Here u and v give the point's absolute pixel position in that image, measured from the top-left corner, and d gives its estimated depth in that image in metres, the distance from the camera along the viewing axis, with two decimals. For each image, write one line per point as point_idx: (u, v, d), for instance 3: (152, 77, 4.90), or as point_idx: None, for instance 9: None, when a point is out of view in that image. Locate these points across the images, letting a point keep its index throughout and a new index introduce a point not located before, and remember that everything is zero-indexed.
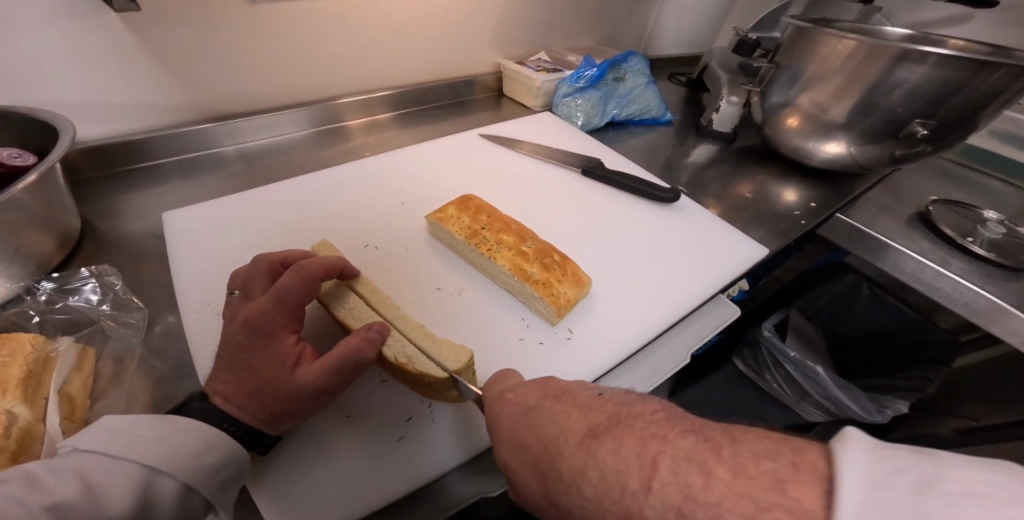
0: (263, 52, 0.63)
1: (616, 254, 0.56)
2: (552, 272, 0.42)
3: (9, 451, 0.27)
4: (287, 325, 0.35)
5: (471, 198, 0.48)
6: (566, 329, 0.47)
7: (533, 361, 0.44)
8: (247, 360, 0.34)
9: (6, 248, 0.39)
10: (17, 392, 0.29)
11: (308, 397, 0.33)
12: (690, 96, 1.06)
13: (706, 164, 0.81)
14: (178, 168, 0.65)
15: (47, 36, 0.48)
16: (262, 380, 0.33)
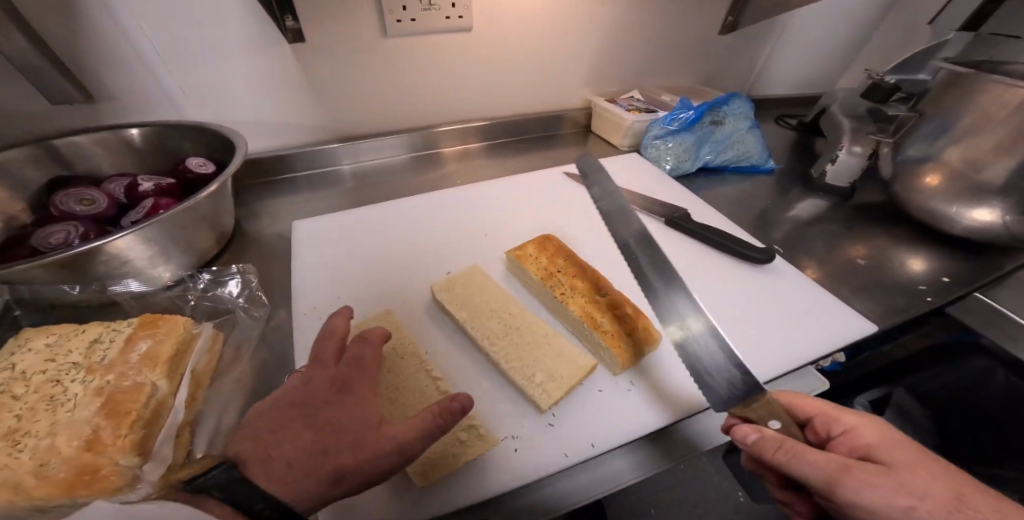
0: (388, 82, 0.71)
1: None
2: (623, 325, 0.41)
3: (144, 419, 0.33)
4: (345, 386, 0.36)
5: (550, 239, 0.50)
6: (626, 381, 0.45)
7: (587, 406, 0.43)
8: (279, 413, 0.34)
9: (179, 242, 0.50)
10: (164, 368, 0.36)
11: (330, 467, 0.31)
12: (799, 142, 0.98)
13: (811, 220, 0.74)
14: (304, 181, 0.76)
15: (238, 71, 0.61)
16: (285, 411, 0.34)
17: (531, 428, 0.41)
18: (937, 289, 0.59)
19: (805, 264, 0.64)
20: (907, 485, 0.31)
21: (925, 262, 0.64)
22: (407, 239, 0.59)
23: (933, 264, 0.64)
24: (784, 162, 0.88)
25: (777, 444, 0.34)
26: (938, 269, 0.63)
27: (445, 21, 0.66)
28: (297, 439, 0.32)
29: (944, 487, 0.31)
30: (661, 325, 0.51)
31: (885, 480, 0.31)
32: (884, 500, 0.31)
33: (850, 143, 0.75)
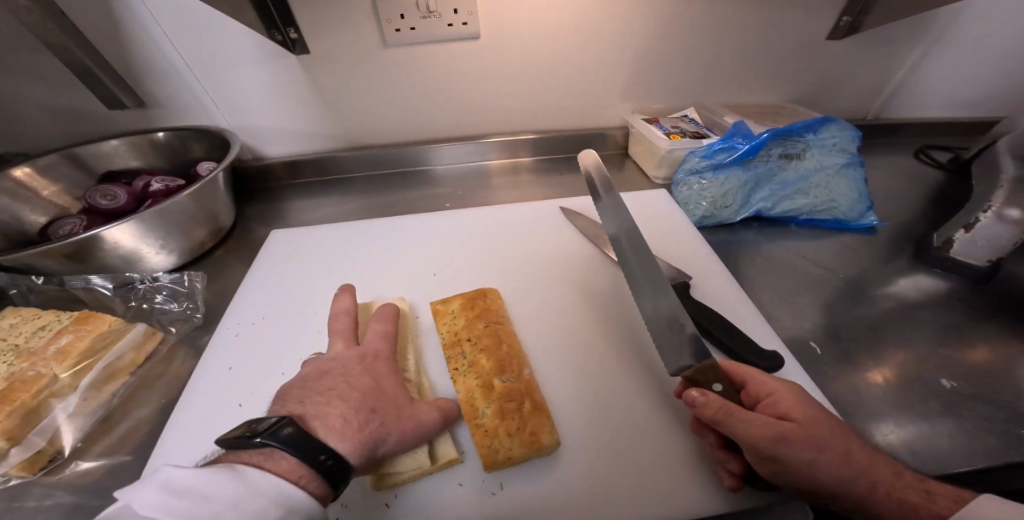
0: (406, 88, 0.70)
1: (636, 409, 0.40)
2: (505, 422, 0.36)
3: (28, 407, 0.35)
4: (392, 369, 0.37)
5: (482, 297, 0.46)
6: (499, 483, 0.36)
7: (435, 501, 0.35)
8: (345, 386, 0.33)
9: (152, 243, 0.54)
10: (72, 361, 0.38)
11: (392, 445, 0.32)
12: (944, 187, 0.70)
13: (917, 307, 0.50)
14: (331, 186, 0.79)
15: (251, 80, 0.66)
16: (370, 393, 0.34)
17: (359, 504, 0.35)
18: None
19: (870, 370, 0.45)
20: (824, 448, 0.30)
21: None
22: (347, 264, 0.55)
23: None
24: (896, 216, 0.63)
25: (720, 408, 0.32)
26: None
27: (447, 29, 0.63)
28: (416, 417, 0.34)
29: (862, 450, 0.30)
30: (584, 423, 0.39)
31: (808, 442, 0.30)
32: (805, 449, 0.30)
33: (1002, 203, 0.51)
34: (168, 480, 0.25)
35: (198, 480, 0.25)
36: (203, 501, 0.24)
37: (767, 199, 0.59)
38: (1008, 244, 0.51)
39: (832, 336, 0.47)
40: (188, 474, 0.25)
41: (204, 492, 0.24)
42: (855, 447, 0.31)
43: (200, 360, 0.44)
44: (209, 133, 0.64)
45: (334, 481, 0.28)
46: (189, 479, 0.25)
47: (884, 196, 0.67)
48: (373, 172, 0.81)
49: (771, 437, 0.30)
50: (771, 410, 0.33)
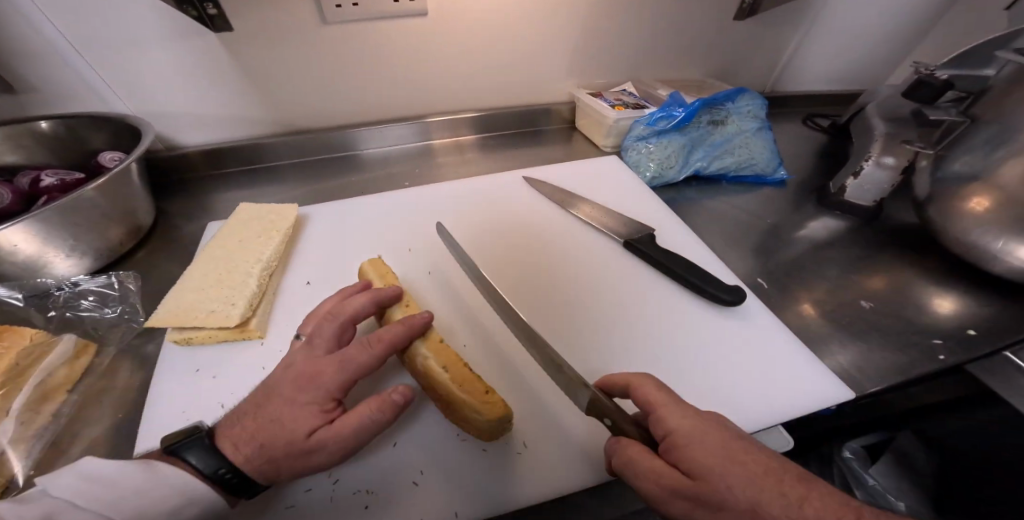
0: (351, 66, 0.67)
1: (628, 348, 0.44)
2: (450, 411, 0.35)
3: None
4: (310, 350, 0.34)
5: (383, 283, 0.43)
6: (520, 441, 0.38)
7: (464, 468, 0.36)
8: (274, 411, 0.30)
9: (62, 243, 0.46)
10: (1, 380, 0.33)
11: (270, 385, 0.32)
12: (829, 147, 0.84)
13: (821, 245, 0.61)
14: (268, 173, 0.73)
15: (162, 60, 0.58)
16: (282, 432, 0.29)
17: (390, 484, 0.34)
18: (948, 345, 0.47)
19: (800, 296, 0.53)
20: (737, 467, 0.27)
21: (955, 304, 0.52)
22: (313, 246, 0.51)
23: (969, 311, 0.51)
24: (801, 173, 0.75)
25: (624, 460, 0.29)
26: (975, 317, 0.50)
27: (391, 3, 0.61)
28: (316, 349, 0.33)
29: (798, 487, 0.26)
30: (584, 368, 0.42)
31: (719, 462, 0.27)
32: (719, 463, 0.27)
33: (878, 154, 0.62)
34: (85, 471, 0.27)
35: (108, 475, 0.27)
36: (111, 488, 0.26)
37: (703, 159, 0.66)
38: (887, 187, 0.63)
39: (767, 274, 0.55)
40: (111, 466, 0.27)
41: (115, 480, 0.27)
42: (790, 482, 0.26)
43: (159, 365, 0.39)
44: (108, 118, 0.56)
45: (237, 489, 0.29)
46: (108, 473, 0.27)
47: (789, 157, 0.79)
48: (313, 157, 0.75)
49: (681, 487, 0.27)
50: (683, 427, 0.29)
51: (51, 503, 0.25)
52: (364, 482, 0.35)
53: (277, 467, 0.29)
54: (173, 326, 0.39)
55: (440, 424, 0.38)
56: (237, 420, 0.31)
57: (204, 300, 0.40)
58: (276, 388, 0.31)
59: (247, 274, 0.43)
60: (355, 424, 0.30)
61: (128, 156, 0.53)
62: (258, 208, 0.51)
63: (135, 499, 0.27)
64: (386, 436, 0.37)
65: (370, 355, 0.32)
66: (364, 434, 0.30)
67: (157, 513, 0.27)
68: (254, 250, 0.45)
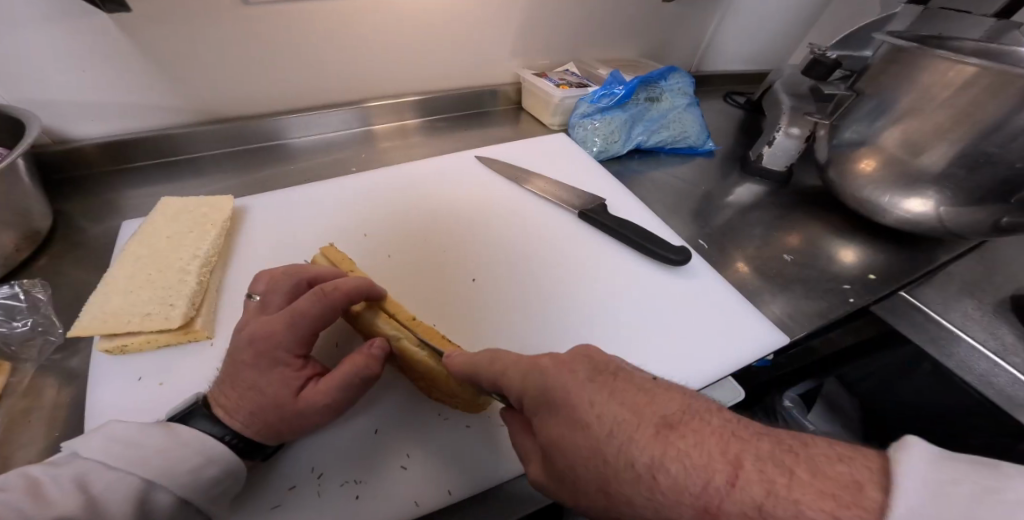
0: (276, 46, 0.62)
1: (593, 312, 0.47)
2: (437, 391, 0.36)
3: None
4: (252, 346, 0.31)
5: (347, 266, 0.41)
6: (503, 414, 0.39)
7: (450, 446, 0.36)
8: (249, 379, 0.30)
9: None
10: None
11: (234, 379, 0.31)
12: (747, 121, 0.93)
13: (748, 207, 0.68)
14: (187, 166, 0.66)
15: (45, 42, 0.50)
16: (265, 399, 0.29)
17: (380, 473, 0.34)
18: (855, 288, 0.55)
19: (734, 254, 0.59)
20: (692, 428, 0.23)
21: (856, 255, 0.60)
22: (257, 237, 0.47)
23: (870, 257, 0.60)
24: (726, 145, 0.82)
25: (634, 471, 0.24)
26: (874, 262, 0.59)
27: None
28: (267, 322, 0.31)
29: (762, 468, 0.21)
30: (554, 335, 0.44)
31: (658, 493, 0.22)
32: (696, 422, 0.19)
33: (788, 125, 0.69)
34: (112, 431, 0.27)
35: (128, 435, 0.27)
36: (136, 448, 0.26)
37: (642, 133, 0.70)
38: (795, 153, 0.71)
39: (705, 237, 0.61)
40: (135, 429, 0.27)
41: (139, 441, 0.27)
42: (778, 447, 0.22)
43: (91, 378, 0.34)
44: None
45: (249, 451, 0.30)
46: (131, 434, 0.27)
47: (716, 131, 0.86)
48: (240, 147, 0.69)
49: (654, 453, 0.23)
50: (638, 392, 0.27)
51: (81, 463, 0.25)
52: (352, 472, 0.34)
53: (272, 431, 0.30)
54: (102, 334, 0.35)
55: (421, 406, 0.38)
56: (220, 390, 0.31)
57: (137, 303, 0.36)
58: (238, 353, 0.31)
59: (184, 272, 0.39)
60: (337, 379, 0.31)
61: (13, 152, 0.45)
62: (185, 202, 0.46)
63: (161, 459, 0.27)
64: (367, 423, 0.36)
65: (324, 303, 0.32)
66: (349, 389, 0.31)
67: (172, 480, 0.26)
68: (188, 245, 0.41)
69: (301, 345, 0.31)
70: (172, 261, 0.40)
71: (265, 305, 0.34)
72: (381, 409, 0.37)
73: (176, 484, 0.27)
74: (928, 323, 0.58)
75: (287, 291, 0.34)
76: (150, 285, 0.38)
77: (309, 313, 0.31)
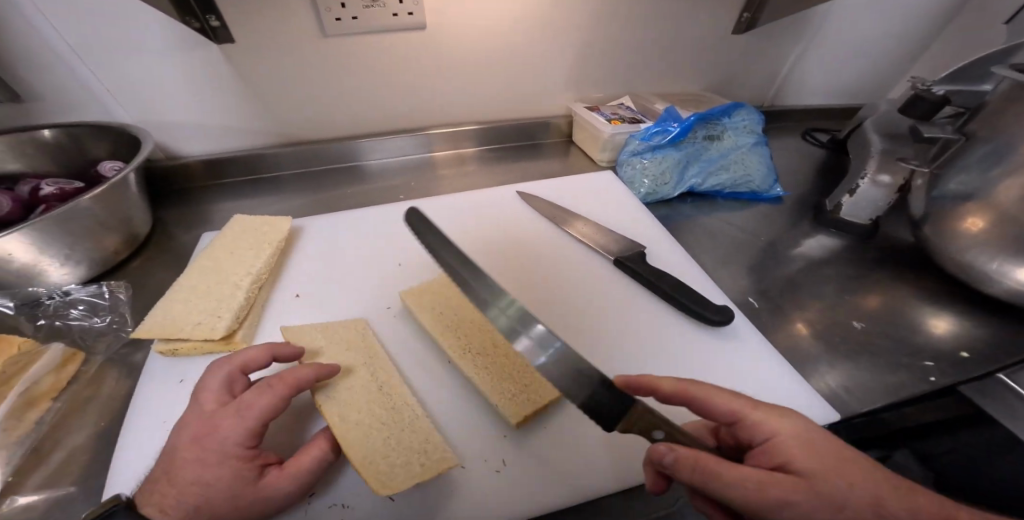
0: (349, 77, 0.67)
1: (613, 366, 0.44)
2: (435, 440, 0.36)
3: None
4: (194, 440, 0.30)
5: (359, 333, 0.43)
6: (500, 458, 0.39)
7: (439, 486, 0.36)
8: (192, 477, 0.29)
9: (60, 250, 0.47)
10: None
11: (176, 480, 0.29)
12: (828, 161, 0.84)
13: (816, 261, 0.61)
14: (266, 183, 0.73)
15: (164, 71, 0.59)
16: (215, 493, 0.29)
17: (368, 500, 0.35)
18: (940, 367, 0.47)
19: (791, 314, 0.52)
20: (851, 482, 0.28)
21: (950, 325, 0.51)
22: (305, 258, 0.51)
23: (965, 332, 0.51)
24: (796, 188, 0.74)
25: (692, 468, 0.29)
26: (969, 338, 0.50)
27: (392, 19, 0.61)
28: (213, 416, 0.31)
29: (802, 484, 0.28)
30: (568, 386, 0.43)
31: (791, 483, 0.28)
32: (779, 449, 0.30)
33: (874, 172, 0.60)
34: None
35: None
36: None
37: (698, 175, 0.66)
38: (882, 204, 0.62)
39: (758, 291, 0.55)
40: None
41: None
42: None
43: (147, 373, 0.39)
44: (104, 129, 0.56)
45: None
46: None
47: (785, 173, 0.78)
48: (313, 168, 0.76)
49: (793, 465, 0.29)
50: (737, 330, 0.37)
51: None
52: (341, 496, 0.35)
53: None
54: (160, 336, 0.40)
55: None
56: (158, 482, 0.30)
57: (192, 313, 0.41)
58: (176, 454, 0.30)
59: (236, 287, 0.43)
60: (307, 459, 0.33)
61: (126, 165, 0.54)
62: (252, 220, 0.51)
63: None
64: None
65: (272, 394, 0.33)
66: (310, 472, 0.32)
67: None
68: (245, 261, 0.46)
69: (252, 436, 0.31)
70: (228, 276, 0.44)
71: (206, 397, 0.33)
72: None
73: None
74: (1013, 401, 0.37)
75: (219, 388, 0.34)
76: (206, 296, 0.42)
77: (258, 403, 0.32)
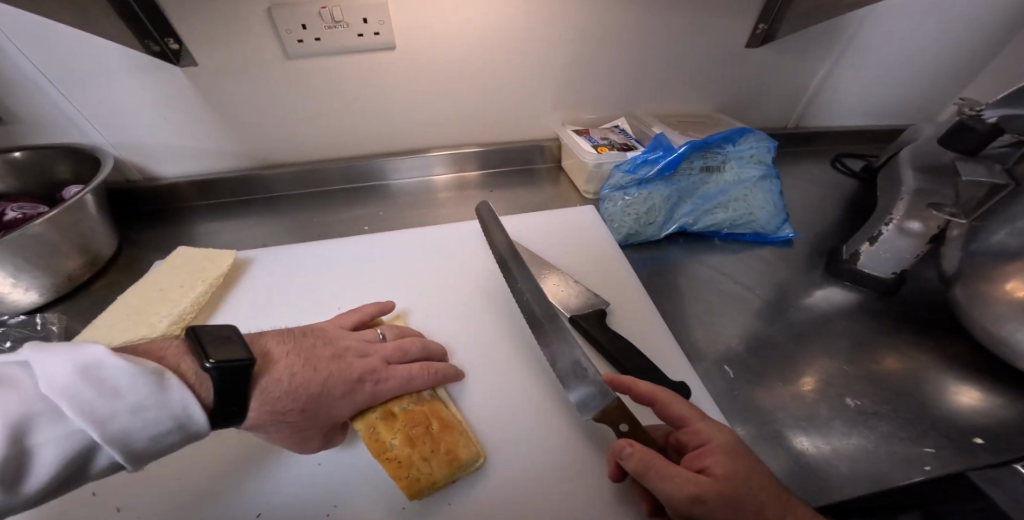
0: (324, 98, 0.63)
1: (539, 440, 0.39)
2: (421, 447, 0.35)
3: None
4: (378, 356, 0.38)
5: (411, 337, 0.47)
6: None
7: None
8: (328, 370, 0.34)
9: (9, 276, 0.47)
10: None
11: (327, 372, 0.34)
12: (857, 193, 0.74)
13: (826, 318, 0.51)
14: (251, 205, 0.72)
15: (133, 94, 0.57)
16: (326, 395, 0.33)
17: None
18: (940, 456, 0.39)
19: (778, 378, 0.45)
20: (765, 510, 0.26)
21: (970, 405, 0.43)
22: (243, 297, 0.49)
23: (980, 412, 0.43)
24: (810, 226, 0.66)
25: (643, 459, 0.29)
26: (986, 421, 0.42)
27: (357, 39, 0.57)
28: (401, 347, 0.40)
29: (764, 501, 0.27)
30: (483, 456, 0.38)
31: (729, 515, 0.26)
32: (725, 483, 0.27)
33: (902, 217, 0.51)
34: (85, 359, 0.24)
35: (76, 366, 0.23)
36: (112, 398, 0.24)
37: (689, 214, 0.58)
38: (909, 256, 0.52)
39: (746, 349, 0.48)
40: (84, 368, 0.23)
41: (117, 388, 0.24)
42: None
43: None
44: (74, 151, 0.56)
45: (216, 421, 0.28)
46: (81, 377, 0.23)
47: (799, 207, 0.69)
48: (301, 191, 0.74)
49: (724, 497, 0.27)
50: (644, 400, 0.34)
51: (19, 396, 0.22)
52: None
53: (297, 412, 0.32)
54: None
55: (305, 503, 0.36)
56: (286, 353, 0.34)
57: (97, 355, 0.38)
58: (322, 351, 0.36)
59: (152, 327, 0.40)
60: (397, 380, 0.37)
61: (87, 187, 0.53)
62: (195, 252, 0.50)
63: (125, 418, 0.24)
64: (248, 509, 0.35)
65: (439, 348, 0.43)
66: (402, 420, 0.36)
67: (120, 446, 0.24)
68: (171, 300, 0.43)
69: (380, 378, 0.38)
70: (148, 315, 0.41)
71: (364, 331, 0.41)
72: (270, 498, 0.36)
73: (129, 447, 0.25)
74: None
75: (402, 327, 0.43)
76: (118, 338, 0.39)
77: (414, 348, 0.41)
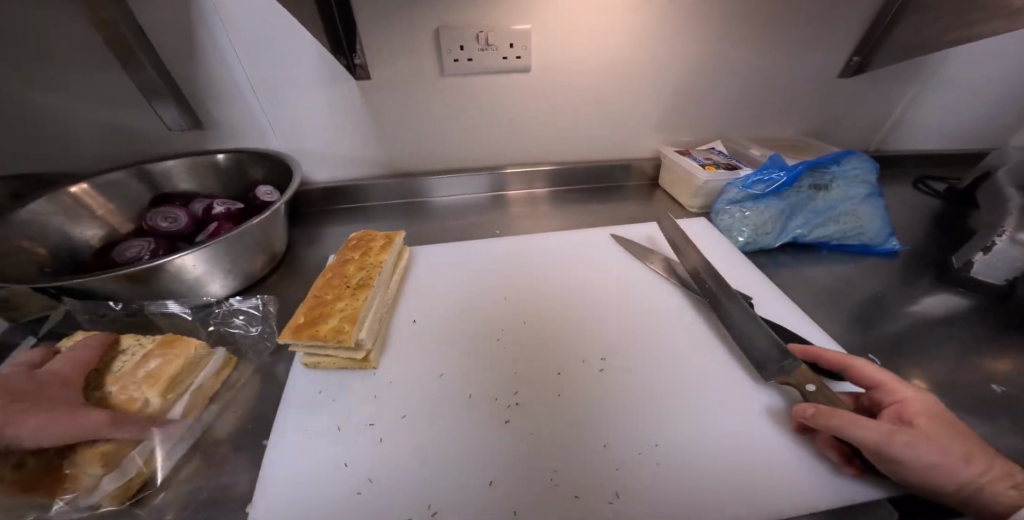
0: (458, 115, 0.72)
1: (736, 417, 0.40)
2: None
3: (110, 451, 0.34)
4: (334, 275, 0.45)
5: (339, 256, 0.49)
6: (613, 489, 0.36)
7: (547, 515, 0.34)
8: None
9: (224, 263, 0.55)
10: (161, 388, 0.38)
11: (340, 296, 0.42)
12: (946, 212, 0.77)
13: (943, 320, 0.55)
14: (373, 212, 0.80)
15: (311, 101, 0.67)
16: None
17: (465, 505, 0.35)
18: None
19: (914, 370, 0.48)
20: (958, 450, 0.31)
21: None
22: (420, 288, 0.55)
23: None
24: (908, 241, 0.69)
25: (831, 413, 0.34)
26: None
27: (501, 61, 0.66)
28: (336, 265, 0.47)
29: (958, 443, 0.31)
30: (687, 426, 0.40)
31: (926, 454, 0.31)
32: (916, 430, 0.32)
33: (1013, 228, 0.56)
34: None
35: None
36: None
37: (803, 225, 0.64)
38: None
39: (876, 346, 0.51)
40: None
41: None
42: None
43: (293, 382, 0.45)
44: (263, 156, 0.65)
45: None
46: None
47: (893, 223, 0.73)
48: (412, 200, 0.81)
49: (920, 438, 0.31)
50: (835, 367, 0.39)
51: None
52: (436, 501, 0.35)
53: None
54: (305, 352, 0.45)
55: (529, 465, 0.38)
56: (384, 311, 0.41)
57: None
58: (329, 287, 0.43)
59: None
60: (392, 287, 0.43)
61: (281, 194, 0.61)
62: None
63: None
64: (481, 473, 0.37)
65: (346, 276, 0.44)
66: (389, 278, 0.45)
67: None
68: None
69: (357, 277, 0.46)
70: None
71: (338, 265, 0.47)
72: (497, 460, 0.38)
73: None
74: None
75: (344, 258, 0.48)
76: None
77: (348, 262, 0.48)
